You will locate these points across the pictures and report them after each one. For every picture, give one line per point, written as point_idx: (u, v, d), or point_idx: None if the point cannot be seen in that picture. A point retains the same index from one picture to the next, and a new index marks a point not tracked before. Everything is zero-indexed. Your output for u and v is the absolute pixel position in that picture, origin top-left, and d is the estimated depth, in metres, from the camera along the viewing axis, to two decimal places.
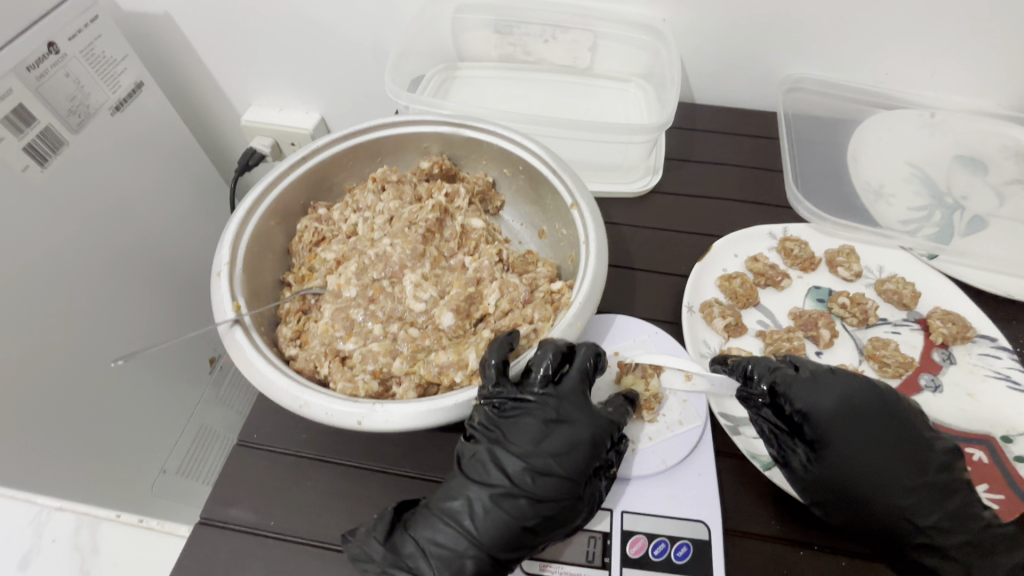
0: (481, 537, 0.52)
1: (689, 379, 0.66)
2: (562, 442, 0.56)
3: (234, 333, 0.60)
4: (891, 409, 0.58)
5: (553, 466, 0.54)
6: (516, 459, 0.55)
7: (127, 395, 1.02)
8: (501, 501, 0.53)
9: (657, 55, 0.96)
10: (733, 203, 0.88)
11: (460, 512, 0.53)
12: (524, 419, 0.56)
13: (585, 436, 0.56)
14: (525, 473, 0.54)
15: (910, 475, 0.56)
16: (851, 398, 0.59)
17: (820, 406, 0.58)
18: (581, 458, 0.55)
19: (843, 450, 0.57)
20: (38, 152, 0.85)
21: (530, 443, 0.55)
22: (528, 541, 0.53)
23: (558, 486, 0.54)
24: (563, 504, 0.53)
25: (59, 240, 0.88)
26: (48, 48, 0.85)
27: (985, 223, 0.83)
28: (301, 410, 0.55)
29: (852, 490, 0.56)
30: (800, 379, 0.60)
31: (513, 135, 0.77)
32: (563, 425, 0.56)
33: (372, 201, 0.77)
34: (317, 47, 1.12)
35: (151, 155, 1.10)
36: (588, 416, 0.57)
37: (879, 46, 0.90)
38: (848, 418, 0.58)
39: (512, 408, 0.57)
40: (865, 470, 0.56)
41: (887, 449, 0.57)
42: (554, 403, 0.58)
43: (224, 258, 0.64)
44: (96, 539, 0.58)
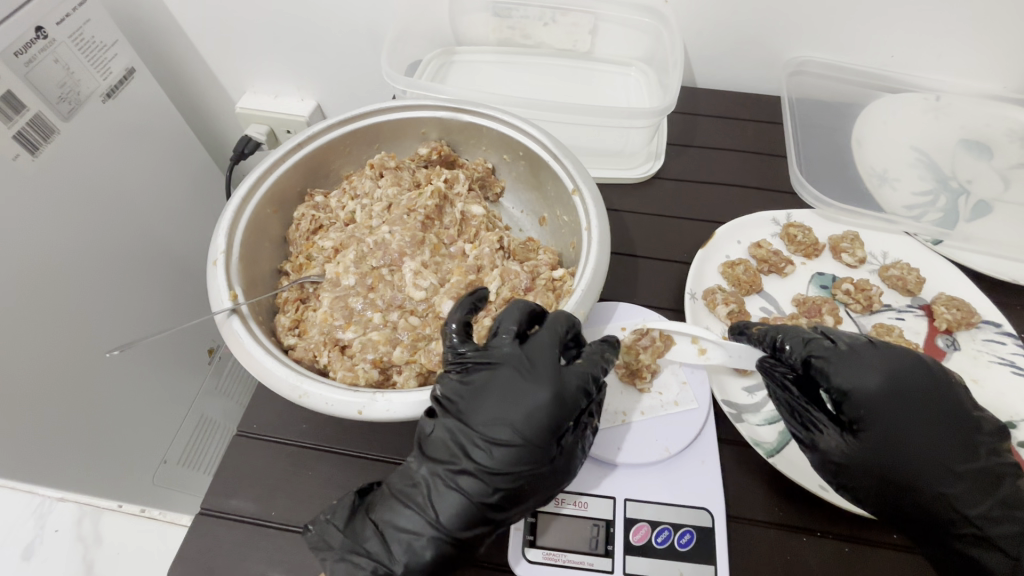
0: (438, 518, 0.52)
1: (702, 354, 0.66)
2: (523, 406, 0.53)
3: (231, 322, 0.59)
4: (939, 389, 0.56)
5: (510, 435, 0.52)
6: (475, 430, 0.53)
7: (125, 386, 1.01)
8: (457, 478, 0.53)
9: (659, 37, 0.94)
10: (736, 188, 0.87)
11: (421, 494, 0.53)
12: (488, 384, 0.54)
13: (545, 398, 0.53)
14: (483, 443, 0.52)
15: (961, 460, 0.54)
16: (897, 374, 0.56)
17: (862, 384, 0.56)
18: (541, 423, 0.52)
19: (884, 432, 0.55)
20: (29, 139, 0.83)
21: (489, 413, 0.53)
22: (487, 518, 0.52)
23: (514, 455, 0.52)
24: (520, 479, 0.52)
25: (51, 228, 0.87)
26: (36, 32, 0.83)
27: (991, 208, 0.82)
28: (300, 400, 0.54)
29: (897, 476, 0.54)
30: (840, 354, 0.57)
31: (512, 119, 0.75)
32: (524, 386, 0.54)
33: (369, 187, 0.76)
34: (313, 33, 1.10)
35: (144, 141, 1.08)
36: (551, 378, 0.54)
37: (885, 28, 0.88)
38: (893, 396, 0.55)
39: (476, 377, 0.55)
40: (907, 451, 0.54)
41: (933, 431, 0.55)
42: (518, 367, 0.55)
43: (220, 246, 0.63)
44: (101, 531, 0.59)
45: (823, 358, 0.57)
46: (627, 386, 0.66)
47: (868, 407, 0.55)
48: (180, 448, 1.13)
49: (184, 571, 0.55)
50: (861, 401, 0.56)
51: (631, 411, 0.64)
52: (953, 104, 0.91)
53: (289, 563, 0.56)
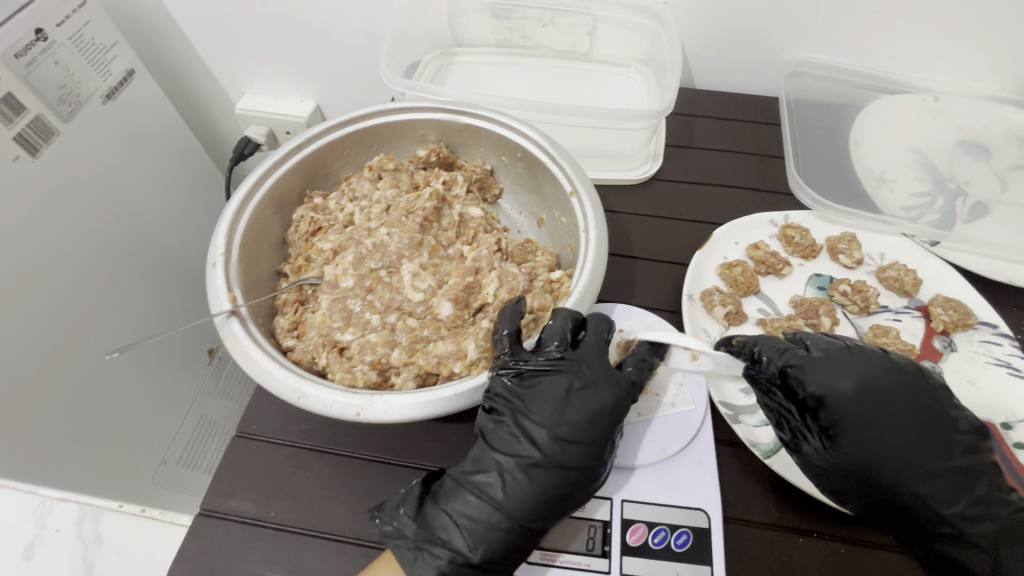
0: (509, 508, 0.53)
1: (694, 360, 0.64)
2: (588, 408, 0.56)
3: (230, 324, 0.59)
4: (916, 389, 0.57)
5: (578, 432, 0.55)
6: (542, 427, 0.56)
7: (126, 386, 1.01)
8: (528, 471, 0.54)
9: (657, 39, 0.94)
10: (733, 190, 0.88)
11: (488, 484, 0.55)
12: (547, 387, 0.57)
13: (607, 401, 0.56)
14: (554, 440, 0.55)
15: (938, 460, 0.54)
16: (872, 376, 0.57)
17: (836, 388, 0.56)
18: (603, 422, 0.56)
19: (862, 436, 0.55)
20: (29, 141, 0.84)
21: (552, 413, 0.56)
22: (557, 511, 0.54)
23: (585, 451, 0.55)
24: (587, 472, 0.55)
25: (51, 229, 0.87)
26: (36, 34, 0.84)
27: (988, 209, 0.83)
28: (299, 401, 0.55)
29: (875, 477, 0.54)
30: (814, 361, 0.58)
31: (510, 121, 0.75)
32: (583, 389, 0.57)
33: (368, 189, 0.76)
34: (312, 34, 1.10)
35: (143, 142, 1.08)
36: (605, 382, 0.57)
37: (884, 29, 0.88)
38: (868, 399, 0.56)
39: (537, 379, 0.57)
40: (886, 452, 0.54)
41: (913, 432, 0.55)
42: (574, 371, 0.58)
43: (220, 248, 0.63)
44: (100, 530, 0.53)
45: (799, 367, 0.57)
46: None
47: (844, 411, 0.56)
48: (180, 448, 1.14)
49: None
50: (838, 405, 0.56)
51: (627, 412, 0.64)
52: (951, 105, 0.91)
53: (287, 562, 0.56)
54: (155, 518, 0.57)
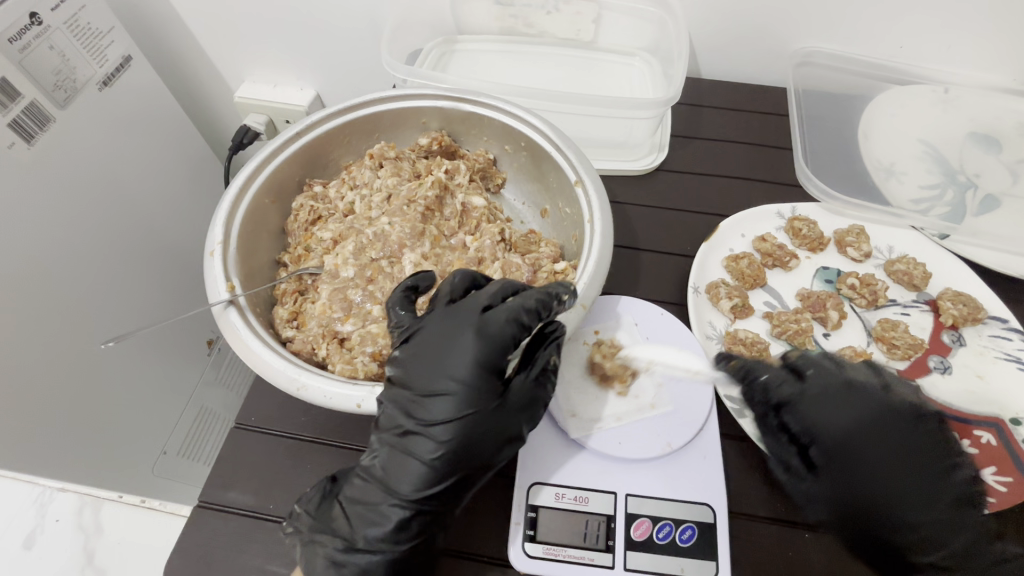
0: (392, 483, 0.52)
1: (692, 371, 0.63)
2: (455, 356, 0.53)
3: (229, 314, 0.58)
4: (908, 428, 0.55)
5: (448, 386, 0.52)
6: (414, 392, 0.53)
7: (124, 376, 1.00)
8: (406, 443, 0.53)
9: (664, 27, 0.93)
10: (740, 181, 0.86)
11: (374, 467, 0.54)
12: (419, 346, 0.54)
13: (472, 339, 0.53)
14: (424, 399, 0.52)
15: (913, 504, 0.52)
16: (863, 415, 0.55)
17: (826, 421, 0.55)
18: (473, 369, 0.52)
19: (846, 469, 0.54)
20: (25, 128, 0.83)
21: (423, 371, 0.53)
22: (442, 473, 0.52)
23: (456, 403, 0.52)
24: (464, 425, 0.52)
25: (43, 213, 0.85)
26: (30, 18, 0.82)
27: (998, 202, 0.81)
28: (298, 393, 0.54)
29: (855, 510, 0.53)
30: (808, 392, 0.56)
31: (513, 109, 0.74)
32: (450, 341, 0.53)
33: (368, 177, 0.74)
34: (314, 20, 1.08)
35: (139, 127, 1.06)
36: (472, 325, 0.53)
37: (896, 17, 0.86)
38: (855, 435, 0.54)
39: (410, 342, 0.55)
40: (866, 492, 0.53)
41: (899, 474, 0.53)
42: (444, 322, 0.55)
43: (217, 236, 0.62)
44: (101, 519, 0.56)
45: (790, 400, 0.56)
46: (603, 389, 0.64)
47: (836, 444, 0.55)
48: (179, 439, 1.13)
49: (184, 563, 0.55)
50: (823, 438, 0.55)
51: (641, 402, 0.62)
52: (962, 96, 0.90)
53: (288, 555, 0.56)
54: (155, 509, 0.59)
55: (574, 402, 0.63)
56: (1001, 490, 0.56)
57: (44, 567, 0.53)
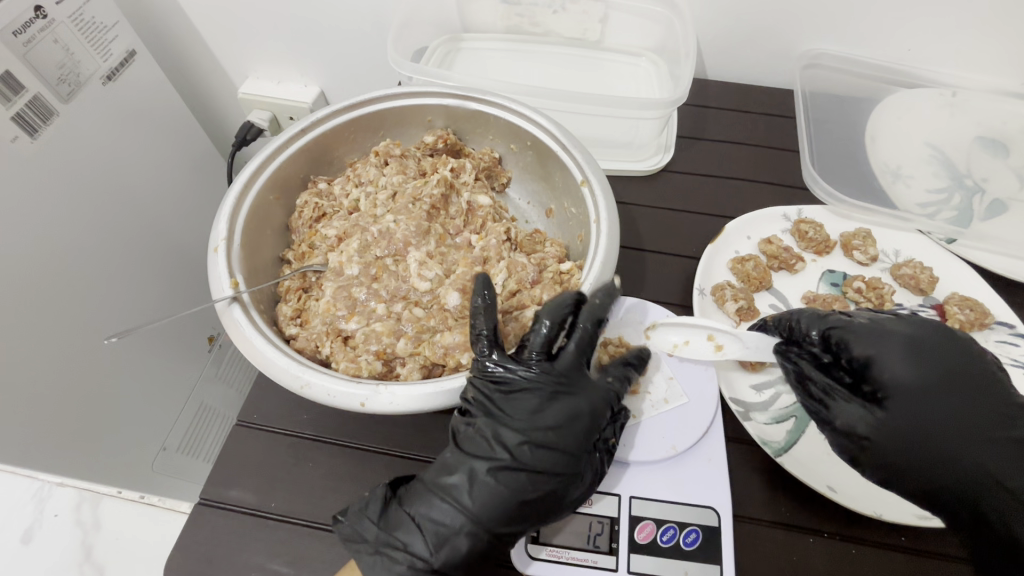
0: (474, 508, 0.51)
1: (718, 349, 0.65)
2: (568, 413, 0.55)
3: (232, 311, 0.57)
4: (965, 354, 0.56)
5: (551, 437, 0.54)
6: (514, 430, 0.54)
7: (124, 372, 1.00)
8: (495, 469, 0.53)
9: (671, 28, 0.92)
10: (746, 183, 0.86)
11: (456, 486, 0.53)
12: (524, 396, 0.55)
13: (586, 407, 0.55)
14: (537, 449, 0.54)
15: (987, 427, 0.53)
16: (918, 340, 0.56)
17: (883, 352, 0.56)
18: (577, 430, 0.55)
19: (912, 400, 0.54)
20: (28, 122, 0.82)
21: (526, 416, 0.55)
22: (528, 517, 0.52)
23: (564, 460, 0.53)
24: (561, 480, 0.53)
25: (46, 207, 0.85)
26: (34, 12, 0.82)
27: (1006, 207, 0.81)
28: (302, 391, 0.53)
29: (930, 444, 0.53)
30: (856, 326, 0.58)
31: (520, 108, 0.74)
32: (560, 399, 0.55)
33: (374, 174, 0.74)
34: (318, 16, 1.07)
35: (141, 122, 1.05)
36: (586, 388, 0.57)
37: (904, 19, 0.86)
38: (914, 362, 0.55)
39: (509, 380, 0.56)
40: (932, 418, 0.54)
41: (963, 400, 0.54)
42: (551, 374, 0.57)
43: (221, 232, 0.62)
44: (98, 513, 0.56)
45: (841, 329, 0.58)
46: None
47: (893, 374, 0.55)
48: (180, 435, 1.13)
49: (184, 560, 0.55)
50: (881, 367, 0.56)
51: (653, 398, 0.63)
52: (970, 100, 0.89)
53: (288, 554, 0.55)
54: (153, 505, 0.58)
55: None
56: None
57: (38, 563, 0.53)
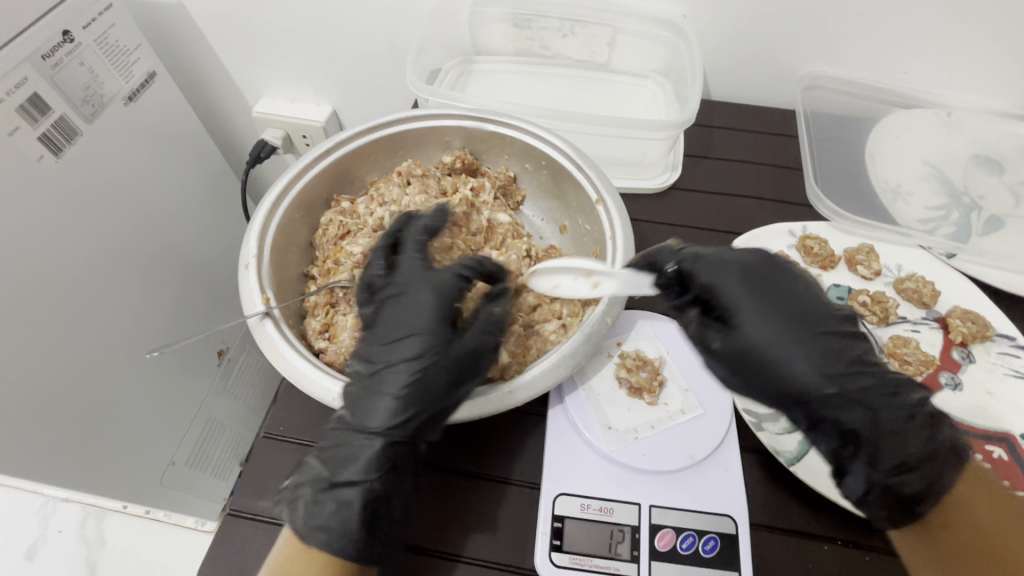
0: (371, 419, 0.55)
1: (594, 286, 0.63)
2: (406, 305, 0.59)
3: (264, 325, 0.59)
4: (788, 277, 0.58)
5: (405, 333, 0.57)
6: (379, 343, 0.58)
7: (137, 386, 1.01)
8: (376, 383, 0.56)
9: (676, 51, 0.96)
10: (751, 200, 0.89)
11: (348, 413, 0.56)
12: (383, 310, 0.60)
13: (428, 296, 0.59)
14: (388, 346, 0.57)
15: (809, 337, 0.54)
16: (750, 266, 0.57)
17: (724, 279, 0.56)
18: (428, 317, 0.58)
19: (753, 320, 0.55)
20: (53, 141, 0.85)
21: (386, 326, 0.58)
22: (423, 406, 0.55)
23: (414, 347, 0.57)
24: (427, 363, 0.56)
25: (67, 224, 0.87)
26: (63, 36, 0.85)
27: (1002, 223, 0.84)
28: (334, 403, 0.56)
29: (764, 358, 0.54)
30: (707, 257, 0.58)
31: (536, 129, 0.77)
32: (405, 302, 0.59)
33: (397, 194, 0.77)
34: (332, 40, 1.11)
35: (159, 142, 1.08)
36: (426, 280, 0.60)
37: (900, 42, 0.90)
38: (747, 285, 0.56)
39: (372, 302, 0.61)
40: (773, 332, 0.54)
41: (790, 316, 0.55)
42: (393, 283, 0.61)
43: (252, 250, 0.64)
44: None
45: (692, 261, 0.58)
46: (634, 401, 0.65)
47: (734, 299, 0.55)
48: (189, 448, 1.14)
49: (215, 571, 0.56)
50: (723, 294, 0.56)
51: (670, 409, 0.64)
52: (964, 120, 0.93)
53: None
54: None
55: (609, 414, 0.64)
56: None
57: None
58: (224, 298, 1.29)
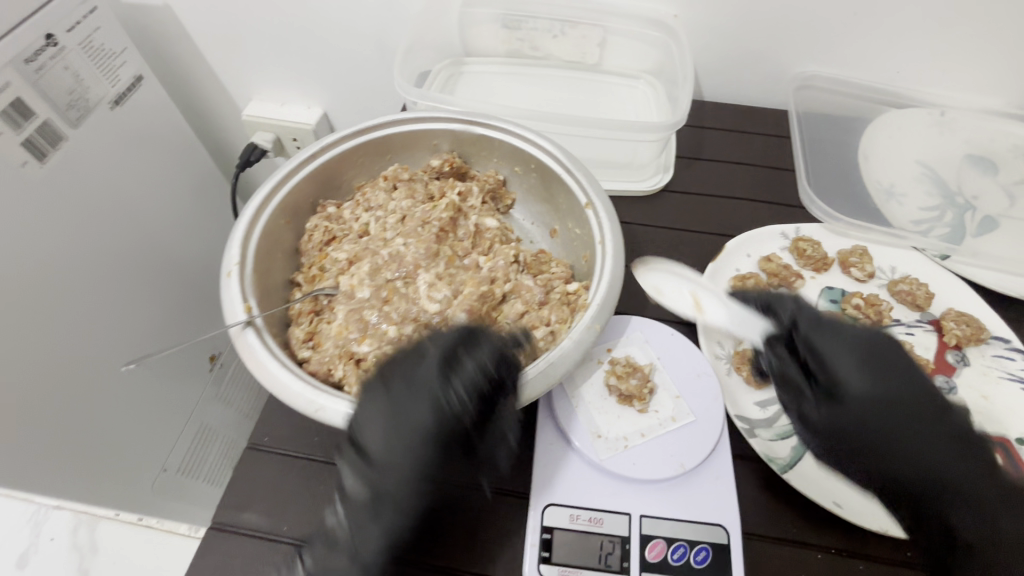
0: (364, 542, 0.52)
1: (699, 310, 0.69)
2: (410, 421, 0.54)
3: (246, 335, 0.58)
4: (911, 370, 0.59)
5: (405, 456, 0.54)
6: (377, 457, 0.53)
7: (125, 393, 1.00)
8: (371, 502, 0.53)
9: (668, 52, 0.95)
10: (744, 201, 0.88)
11: (341, 526, 0.53)
12: (385, 415, 0.54)
13: (429, 415, 0.55)
14: (386, 467, 0.53)
15: (927, 431, 0.56)
16: (863, 336, 0.61)
17: (846, 363, 0.59)
18: (430, 441, 0.54)
19: (866, 405, 0.57)
20: (37, 147, 0.84)
21: (386, 440, 0.54)
22: (417, 526, 0.54)
23: (415, 475, 0.54)
24: (430, 490, 0.54)
25: (51, 229, 0.86)
26: (46, 39, 0.84)
27: (997, 224, 0.83)
28: (317, 414, 0.54)
29: (876, 444, 0.56)
30: (826, 329, 0.61)
31: (524, 132, 0.76)
32: (409, 415, 0.55)
33: (383, 199, 0.76)
34: (322, 42, 1.10)
35: (148, 146, 1.07)
36: (433, 397, 0.55)
37: (893, 41, 0.89)
38: (870, 371, 0.58)
39: (367, 406, 0.55)
40: (889, 423, 0.56)
41: (908, 411, 0.57)
42: (398, 388, 0.56)
43: (235, 257, 0.63)
44: (96, 538, 0.51)
45: (812, 332, 0.61)
46: (624, 409, 0.64)
47: (854, 384, 0.58)
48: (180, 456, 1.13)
49: None
50: (837, 369, 0.59)
51: (660, 416, 0.63)
52: (958, 119, 0.92)
53: None
54: (151, 527, 0.53)
55: (599, 422, 0.63)
56: None
57: None
58: (215, 303, 1.28)
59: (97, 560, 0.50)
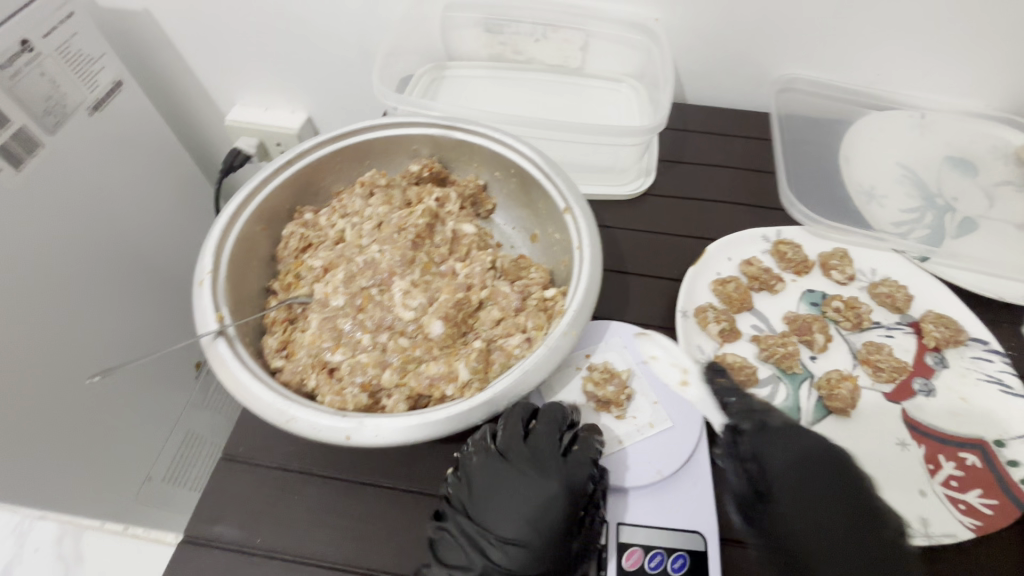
0: None
1: (683, 384, 0.66)
2: (532, 495, 0.56)
3: (217, 345, 0.58)
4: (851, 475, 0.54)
5: (527, 532, 0.54)
6: (494, 528, 0.55)
7: (108, 403, 0.98)
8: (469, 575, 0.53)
9: (649, 55, 0.95)
10: (726, 204, 0.88)
11: None
12: (503, 489, 0.57)
13: (556, 492, 0.56)
14: (497, 542, 0.54)
15: (856, 544, 0.51)
16: (812, 455, 0.56)
17: (772, 460, 0.56)
18: (553, 517, 0.55)
19: (792, 511, 0.53)
20: (12, 154, 0.82)
21: (509, 514, 0.55)
22: None
23: (522, 554, 0.53)
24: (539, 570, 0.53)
25: (26, 237, 0.85)
26: (20, 45, 0.83)
27: (976, 225, 0.83)
28: (287, 426, 0.53)
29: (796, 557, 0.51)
30: (763, 429, 0.59)
31: (502, 137, 0.75)
32: (527, 489, 0.56)
33: (360, 206, 0.75)
34: (305, 46, 1.10)
35: (128, 151, 1.06)
36: (559, 470, 0.57)
37: (873, 43, 0.90)
38: (801, 472, 0.55)
39: (481, 478, 0.57)
40: (814, 531, 0.52)
41: (840, 519, 0.52)
42: (517, 461, 0.58)
43: (207, 265, 0.62)
44: (81, 549, 0.52)
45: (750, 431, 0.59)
46: (601, 414, 0.65)
47: (782, 484, 0.55)
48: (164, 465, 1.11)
49: None
50: (770, 469, 0.56)
51: (638, 422, 0.63)
52: (937, 121, 0.93)
53: None
54: (137, 537, 0.55)
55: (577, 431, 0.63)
56: (987, 511, 0.58)
57: None
58: None
59: (82, 568, 0.51)
